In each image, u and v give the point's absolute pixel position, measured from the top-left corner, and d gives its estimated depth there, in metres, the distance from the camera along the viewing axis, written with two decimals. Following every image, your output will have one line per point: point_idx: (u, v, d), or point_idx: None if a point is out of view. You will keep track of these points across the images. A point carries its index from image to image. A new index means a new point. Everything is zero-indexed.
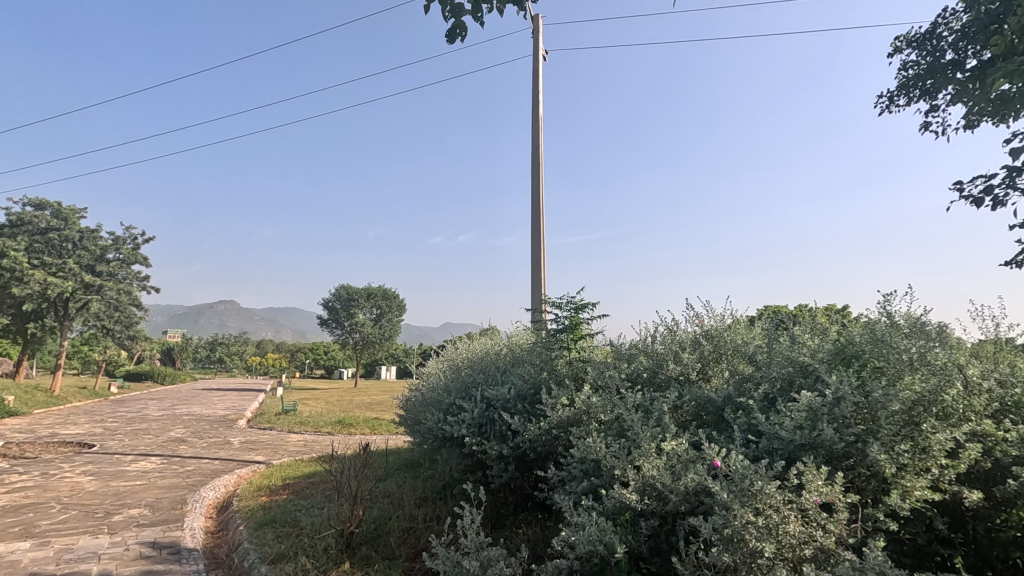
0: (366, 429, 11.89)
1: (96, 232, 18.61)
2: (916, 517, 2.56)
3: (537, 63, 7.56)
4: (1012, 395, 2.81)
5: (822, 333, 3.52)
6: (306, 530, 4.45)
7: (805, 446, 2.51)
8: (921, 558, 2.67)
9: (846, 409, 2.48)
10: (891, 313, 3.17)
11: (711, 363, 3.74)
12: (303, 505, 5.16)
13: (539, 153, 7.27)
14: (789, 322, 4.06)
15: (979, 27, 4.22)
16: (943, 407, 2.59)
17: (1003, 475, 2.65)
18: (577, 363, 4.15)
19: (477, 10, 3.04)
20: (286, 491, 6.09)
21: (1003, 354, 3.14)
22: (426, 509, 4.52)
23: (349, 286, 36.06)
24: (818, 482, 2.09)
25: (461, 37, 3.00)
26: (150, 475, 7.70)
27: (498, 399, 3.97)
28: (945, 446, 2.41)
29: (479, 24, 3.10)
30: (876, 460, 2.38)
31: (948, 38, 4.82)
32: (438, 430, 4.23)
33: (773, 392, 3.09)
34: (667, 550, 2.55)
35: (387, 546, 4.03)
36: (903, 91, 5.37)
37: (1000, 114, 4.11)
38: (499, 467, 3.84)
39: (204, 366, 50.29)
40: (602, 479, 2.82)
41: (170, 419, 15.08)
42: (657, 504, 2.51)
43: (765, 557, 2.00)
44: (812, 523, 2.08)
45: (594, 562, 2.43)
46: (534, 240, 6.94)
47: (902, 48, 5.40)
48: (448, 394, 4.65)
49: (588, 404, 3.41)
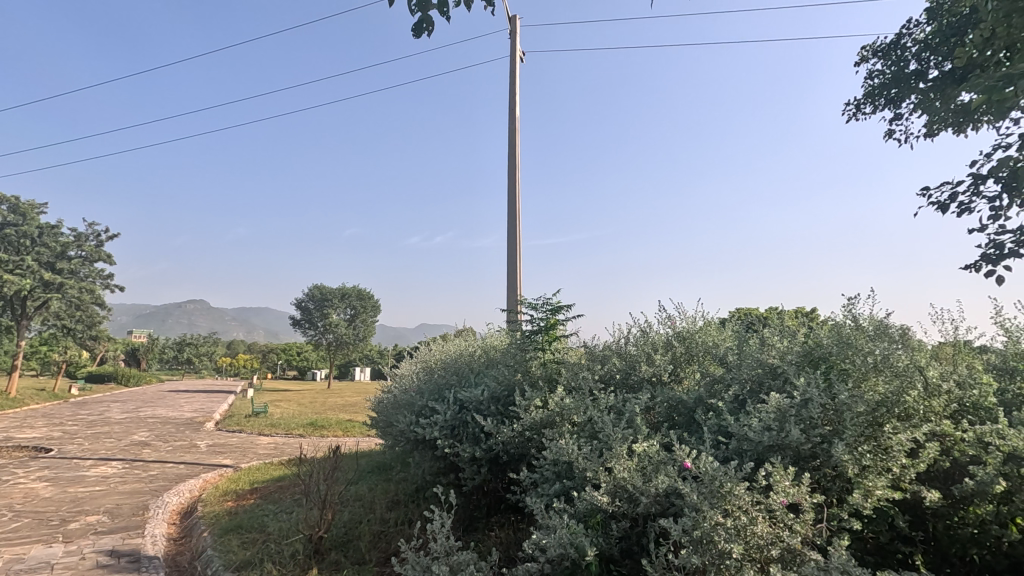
0: (339, 431, 11.70)
1: (57, 229, 18.02)
2: (878, 516, 2.61)
3: (513, 63, 7.55)
4: (969, 395, 2.90)
5: (791, 335, 3.60)
6: (273, 535, 4.35)
7: (774, 447, 2.54)
8: (883, 556, 2.72)
9: (813, 410, 2.52)
10: (856, 317, 3.24)
11: (683, 364, 3.80)
12: (271, 510, 5.04)
13: (515, 153, 7.25)
14: (757, 324, 4.13)
15: (941, 40, 4.35)
16: (905, 408, 2.67)
17: (960, 474, 2.74)
18: (552, 364, 4.15)
19: (443, 5, 2.98)
20: (253, 494, 5.96)
21: (962, 356, 3.25)
22: (398, 513, 4.47)
23: (323, 286, 35.70)
24: (785, 483, 2.10)
25: (428, 31, 2.99)
26: (110, 480, 7.43)
27: (471, 401, 3.94)
28: (906, 446, 2.48)
29: (446, 20, 3.04)
30: (840, 460, 2.41)
31: (911, 50, 4.98)
32: (410, 433, 4.19)
33: (743, 394, 3.14)
34: (638, 551, 2.56)
35: (357, 551, 3.96)
36: (869, 99, 5.50)
37: (960, 125, 4.24)
38: (472, 470, 3.81)
39: (170, 367, 49.10)
40: (574, 482, 2.83)
41: (132, 422, 14.56)
42: (628, 506, 2.50)
43: (733, 558, 2.01)
44: (779, 523, 2.10)
45: (565, 565, 2.40)
46: (509, 242, 6.92)
47: (867, 57, 5.55)
48: (420, 395, 4.60)
49: (561, 406, 3.41)
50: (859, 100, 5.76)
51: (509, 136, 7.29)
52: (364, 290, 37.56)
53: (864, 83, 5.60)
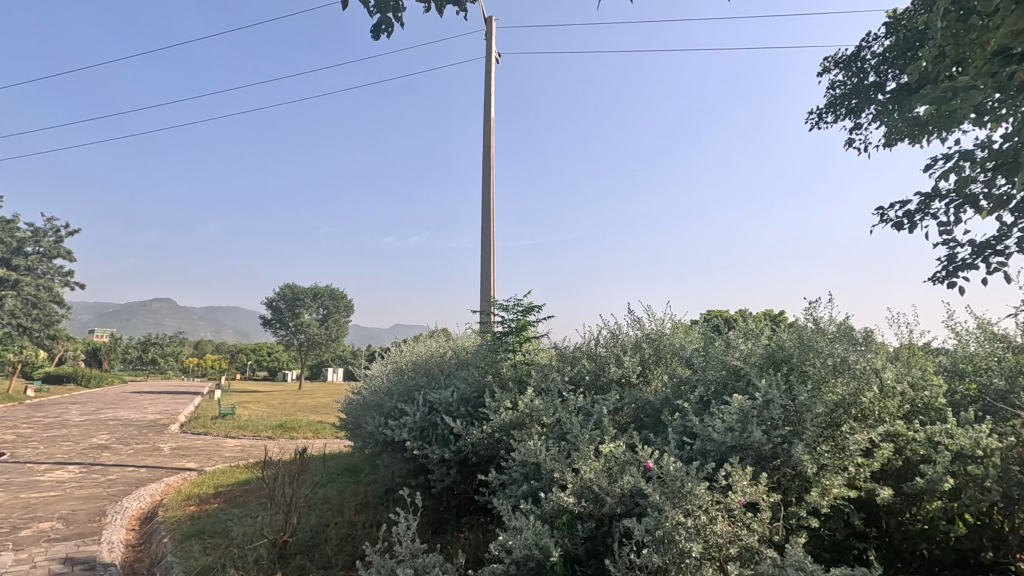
0: (309, 432, 11.53)
1: (13, 225, 17.44)
2: (835, 514, 2.68)
3: (488, 65, 7.55)
4: (922, 397, 3.00)
5: (755, 337, 3.68)
6: (236, 540, 4.26)
7: (736, 447, 2.58)
8: (839, 552, 2.79)
9: (774, 411, 2.59)
10: (817, 319, 3.33)
11: (652, 365, 3.86)
12: (235, 514, 4.93)
13: (490, 154, 7.25)
14: (723, 326, 4.22)
15: (898, 53, 4.50)
16: (861, 409, 2.76)
17: (912, 472, 2.84)
18: (522, 366, 4.15)
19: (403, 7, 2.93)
20: (217, 498, 5.83)
21: (916, 358, 3.36)
22: (366, 516, 4.42)
23: (294, 286, 35.21)
24: (743, 483, 2.16)
25: (387, 33, 2.81)
26: (66, 485, 7.16)
27: (441, 403, 3.91)
28: (861, 445, 2.56)
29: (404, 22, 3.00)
30: (800, 460, 2.47)
31: (871, 62, 5.14)
32: (379, 435, 4.15)
33: (708, 395, 3.20)
34: (603, 551, 2.58)
35: (323, 555, 3.90)
36: (831, 109, 5.66)
37: (915, 136, 4.39)
38: (441, 471, 3.79)
39: (134, 368, 47.66)
40: (541, 482, 2.85)
41: (91, 425, 14.07)
42: (594, 506, 2.52)
43: (692, 557, 2.03)
44: (737, 522, 2.15)
45: (530, 566, 2.41)
46: (483, 243, 6.91)
47: (829, 68, 5.70)
48: (390, 397, 4.57)
49: (531, 407, 3.41)
50: (822, 109, 5.92)
51: (484, 137, 7.28)
52: (337, 290, 37.15)
53: (827, 93, 5.75)
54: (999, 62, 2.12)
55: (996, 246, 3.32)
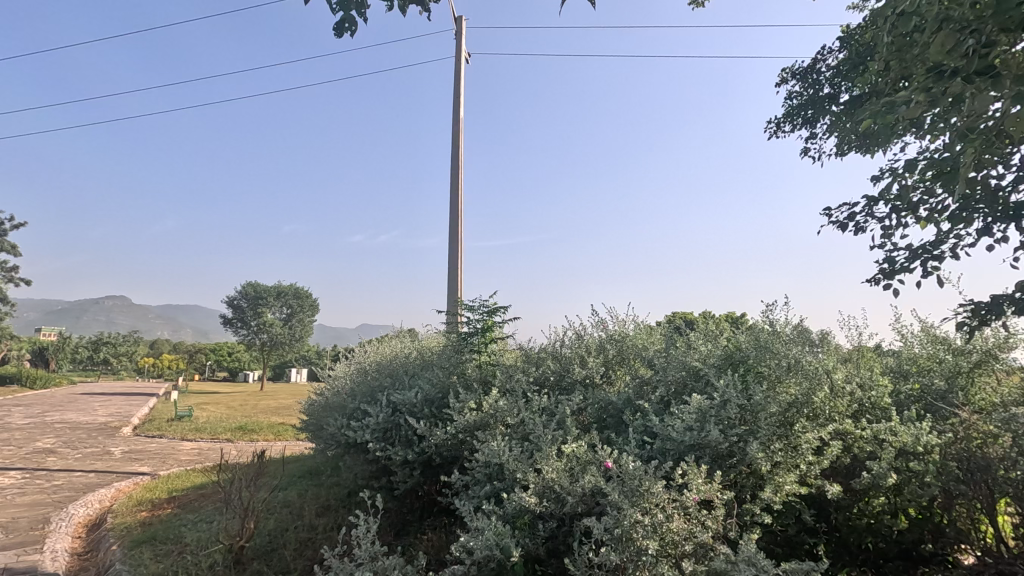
0: (270, 435, 11.27)
1: None
2: (787, 510, 2.77)
3: (458, 64, 7.53)
4: (869, 396, 3.14)
5: (714, 339, 3.77)
6: (190, 546, 4.12)
7: (694, 446, 2.64)
8: (791, 547, 2.89)
9: (731, 410, 2.66)
10: (773, 322, 3.44)
11: (615, 366, 3.93)
12: (190, 520, 4.77)
13: (459, 154, 7.23)
14: (685, 328, 4.32)
15: (850, 67, 4.68)
16: (813, 409, 2.87)
17: (859, 469, 2.96)
18: (487, 366, 4.15)
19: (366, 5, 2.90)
20: (171, 504, 5.63)
21: (865, 359, 3.50)
22: (327, 519, 4.36)
23: (256, 284, 34.35)
24: (699, 480, 2.22)
25: (351, 32, 2.77)
26: (6, 492, 6.79)
27: (404, 404, 3.87)
28: (812, 443, 2.65)
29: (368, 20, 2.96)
30: (754, 458, 2.55)
31: (825, 74, 5.34)
32: (341, 437, 4.08)
33: (668, 395, 3.27)
34: (564, 551, 2.59)
35: (282, 560, 3.82)
36: (788, 118, 5.85)
37: (865, 147, 4.57)
38: (404, 472, 3.76)
39: (84, 368, 45.60)
40: (504, 483, 2.85)
41: (36, 428, 13.38)
42: (555, 506, 2.54)
43: (649, 555, 2.07)
44: (693, 520, 2.20)
45: (491, 566, 2.41)
46: (451, 243, 6.88)
47: (787, 79, 5.89)
48: (353, 398, 4.49)
49: (495, 407, 3.42)
50: (780, 119, 6.11)
51: (452, 138, 7.26)
52: (301, 289, 36.40)
53: (784, 103, 5.94)
54: (933, 77, 2.23)
55: (933, 252, 3.48)
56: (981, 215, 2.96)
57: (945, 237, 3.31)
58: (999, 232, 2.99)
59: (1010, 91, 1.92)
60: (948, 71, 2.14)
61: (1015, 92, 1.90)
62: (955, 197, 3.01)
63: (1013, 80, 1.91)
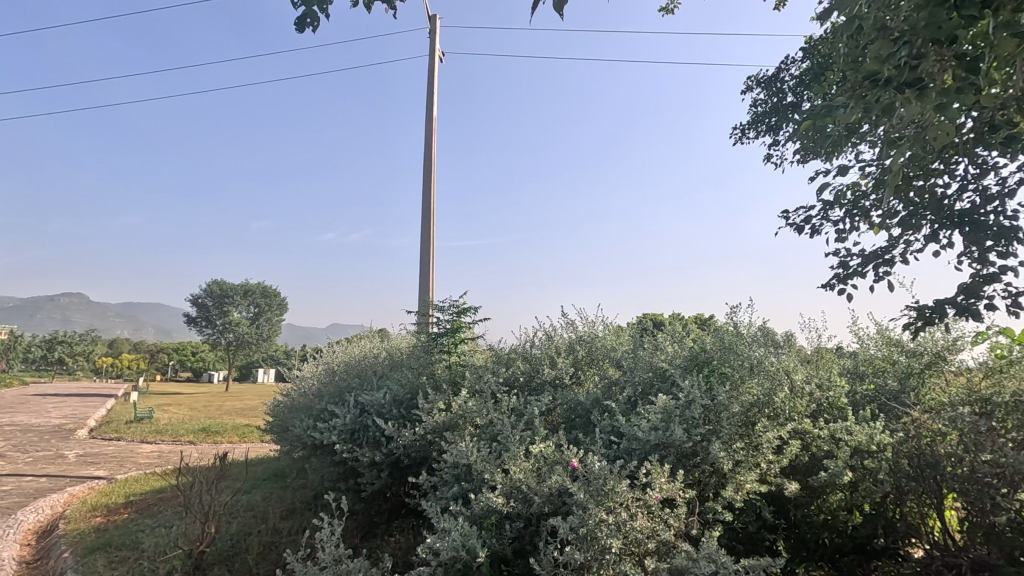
0: (234, 436, 11.00)
1: None
2: (748, 507, 2.84)
3: (432, 63, 7.48)
4: (827, 397, 3.24)
5: (681, 340, 3.84)
6: (147, 552, 4.00)
7: (659, 446, 2.69)
8: (752, 544, 2.96)
9: (695, 410, 2.71)
10: (738, 323, 3.52)
11: (584, 366, 3.97)
12: (147, 525, 4.62)
13: (431, 153, 7.19)
14: (653, 329, 4.39)
15: (812, 76, 4.83)
16: (773, 408, 2.96)
17: (816, 467, 3.05)
18: (457, 367, 4.13)
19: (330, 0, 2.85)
20: (128, 508, 5.44)
21: (825, 360, 3.62)
22: (291, 522, 4.28)
23: (222, 282, 33.49)
24: (661, 480, 2.27)
25: (312, 28, 2.69)
26: None
27: (372, 405, 3.83)
28: (772, 442, 2.73)
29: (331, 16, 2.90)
30: (717, 457, 2.60)
31: (788, 83, 5.50)
32: (307, 438, 4.01)
33: (635, 396, 3.31)
34: (530, 551, 2.60)
35: (244, 565, 3.74)
36: (752, 125, 6.00)
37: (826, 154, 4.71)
38: (372, 474, 3.73)
39: (37, 368, 43.69)
40: (472, 484, 2.85)
41: None
42: (522, 506, 2.55)
43: (612, 554, 2.10)
44: (656, 518, 2.24)
45: (457, 568, 2.40)
46: (423, 243, 6.83)
47: (752, 87, 6.04)
48: (320, 399, 4.42)
49: (464, 408, 3.42)
50: (744, 125, 6.25)
51: (426, 138, 7.21)
52: (269, 288, 35.64)
53: (749, 110, 6.09)
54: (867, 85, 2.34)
55: (884, 257, 3.62)
56: (928, 221, 3.08)
57: (896, 243, 3.44)
58: (945, 238, 3.13)
59: (934, 102, 2.04)
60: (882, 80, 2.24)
61: (939, 103, 2.02)
62: (905, 203, 3.14)
63: (939, 93, 2.02)
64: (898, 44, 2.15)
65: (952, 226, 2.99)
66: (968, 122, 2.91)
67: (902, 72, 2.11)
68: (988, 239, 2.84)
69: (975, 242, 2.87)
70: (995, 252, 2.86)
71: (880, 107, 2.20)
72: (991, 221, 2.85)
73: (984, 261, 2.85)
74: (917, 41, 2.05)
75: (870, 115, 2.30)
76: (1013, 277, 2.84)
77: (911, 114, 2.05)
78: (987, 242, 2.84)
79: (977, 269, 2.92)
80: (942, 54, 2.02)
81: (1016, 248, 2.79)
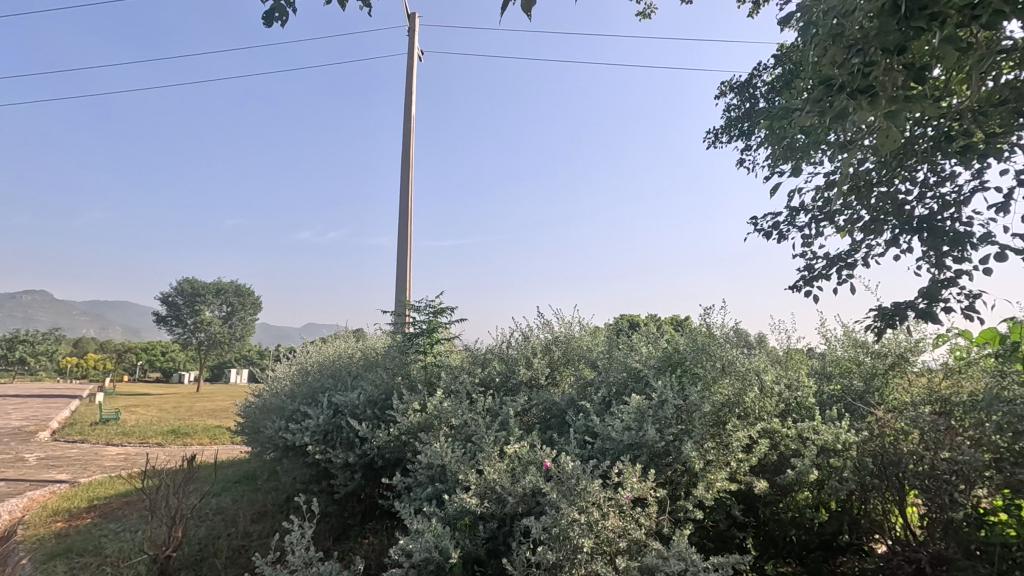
0: (205, 438, 10.76)
1: None
2: (718, 506, 2.89)
3: (410, 62, 7.44)
4: (795, 397, 3.31)
5: (655, 341, 3.89)
6: (111, 557, 3.88)
7: (632, 446, 2.71)
8: (722, 541, 3.02)
9: (668, 410, 2.75)
10: (710, 325, 3.58)
11: (560, 367, 3.99)
12: (111, 529, 4.49)
13: (408, 152, 7.14)
14: (628, 330, 4.43)
15: (784, 82, 4.94)
16: (743, 408, 3.02)
17: (784, 465, 3.12)
18: (432, 367, 4.11)
19: None
20: (92, 513, 5.29)
21: (794, 360, 3.70)
22: (262, 525, 4.21)
23: (194, 280, 32.76)
24: (633, 480, 2.29)
25: (280, 22, 2.67)
26: None
27: (346, 405, 3.77)
28: (742, 442, 2.78)
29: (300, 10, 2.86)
30: (688, 456, 2.64)
31: (760, 89, 5.61)
32: (279, 439, 3.95)
33: (609, 396, 3.34)
34: (504, 551, 2.60)
35: (212, 569, 3.66)
36: (726, 130, 6.11)
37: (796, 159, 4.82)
38: (345, 476, 3.68)
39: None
40: (446, 485, 2.84)
41: None
42: (496, 506, 2.55)
43: (584, 553, 2.11)
44: (627, 517, 2.26)
45: (429, 569, 2.39)
46: (400, 242, 6.78)
47: (725, 92, 6.15)
48: (292, 400, 4.35)
49: (439, 408, 3.40)
50: (718, 130, 6.36)
51: (404, 137, 7.16)
52: (243, 286, 34.98)
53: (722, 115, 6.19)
54: (823, 90, 2.43)
55: (848, 260, 3.71)
56: (890, 226, 3.16)
57: (859, 247, 3.52)
58: (906, 243, 3.22)
59: (884, 110, 2.13)
60: (837, 86, 2.33)
61: (888, 110, 2.12)
62: (868, 209, 3.21)
63: (888, 100, 2.12)
64: (852, 52, 2.24)
65: (912, 231, 3.07)
66: (926, 129, 3.01)
67: (855, 78, 2.21)
68: (945, 244, 2.92)
69: (933, 247, 2.95)
70: (952, 258, 2.94)
71: (836, 112, 2.28)
72: (948, 227, 2.93)
73: (941, 265, 2.93)
74: (871, 50, 2.13)
75: (827, 120, 2.38)
76: (969, 281, 2.93)
77: (865, 120, 2.14)
78: (944, 247, 2.92)
79: (936, 274, 3.00)
80: (892, 63, 2.11)
81: (971, 254, 2.88)
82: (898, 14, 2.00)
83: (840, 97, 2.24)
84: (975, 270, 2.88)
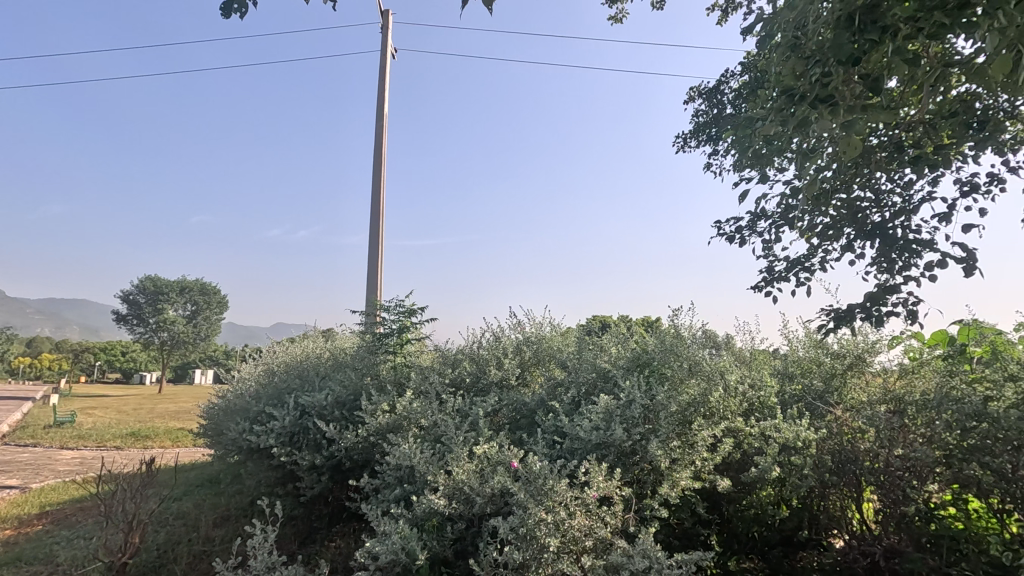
0: (167, 441, 10.43)
1: None
2: (684, 504, 2.94)
3: (383, 59, 7.36)
4: (759, 396, 3.39)
5: (624, 342, 3.94)
6: (63, 565, 3.73)
7: (600, 445, 2.74)
8: (687, 538, 3.07)
9: (635, 410, 2.78)
10: (678, 326, 3.63)
11: (530, 367, 4.01)
12: (64, 536, 4.32)
13: (380, 151, 7.07)
14: (597, 330, 4.47)
15: (750, 90, 5.06)
16: (708, 408, 3.07)
17: (747, 464, 3.19)
18: (402, 367, 4.08)
19: None
20: (44, 519, 5.07)
21: (758, 361, 3.79)
22: (224, 530, 4.11)
23: (157, 278, 31.75)
24: (599, 479, 2.32)
25: (240, 14, 2.61)
26: None
27: (313, 406, 3.71)
28: (706, 440, 2.84)
29: None
30: (655, 455, 2.68)
31: (728, 95, 5.74)
32: (243, 442, 3.86)
33: (578, 396, 3.36)
34: (472, 552, 2.59)
35: None
36: (694, 134, 6.23)
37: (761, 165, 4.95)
38: (311, 478, 3.62)
39: None
40: (414, 486, 2.82)
41: None
42: (464, 507, 2.55)
43: (550, 552, 2.13)
44: (593, 515, 2.29)
45: (395, 571, 2.37)
46: (371, 241, 6.71)
47: (693, 98, 6.27)
48: (257, 401, 4.26)
49: (409, 409, 3.37)
50: (686, 134, 6.48)
51: (376, 134, 7.08)
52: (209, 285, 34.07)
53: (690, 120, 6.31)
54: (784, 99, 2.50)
55: (806, 264, 3.82)
56: (846, 232, 3.28)
57: (817, 250, 3.63)
58: (861, 248, 3.34)
59: (841, 119, 2.21)
60: (797, 95, 2.40)
61: (845, 119, 2.20)
62: (827, 215, 3.32)
63: (846, 110, 2.21)
64: (811, 62, 2.32)
65: (866, 237, 3.20)
66: (882, 138, 3.13)
67: (815, 87, 2.28)
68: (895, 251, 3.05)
69: (884, 254, 3.08)
70: (901, 264, 3.08)
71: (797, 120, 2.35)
72: (899, 235, 3.06)
73: (890, 271, 3.06)
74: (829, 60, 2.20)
75: (789, 128, 2.45)
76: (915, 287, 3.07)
77: (823, 128, 2.21)
78: (893, 254, 3.06)
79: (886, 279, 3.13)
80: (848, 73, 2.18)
81: (918, 261, 3.02)
82: (852, 27, 2.07)
83: (801, 106, 2.30)
84: (921, 276, 3.02)
